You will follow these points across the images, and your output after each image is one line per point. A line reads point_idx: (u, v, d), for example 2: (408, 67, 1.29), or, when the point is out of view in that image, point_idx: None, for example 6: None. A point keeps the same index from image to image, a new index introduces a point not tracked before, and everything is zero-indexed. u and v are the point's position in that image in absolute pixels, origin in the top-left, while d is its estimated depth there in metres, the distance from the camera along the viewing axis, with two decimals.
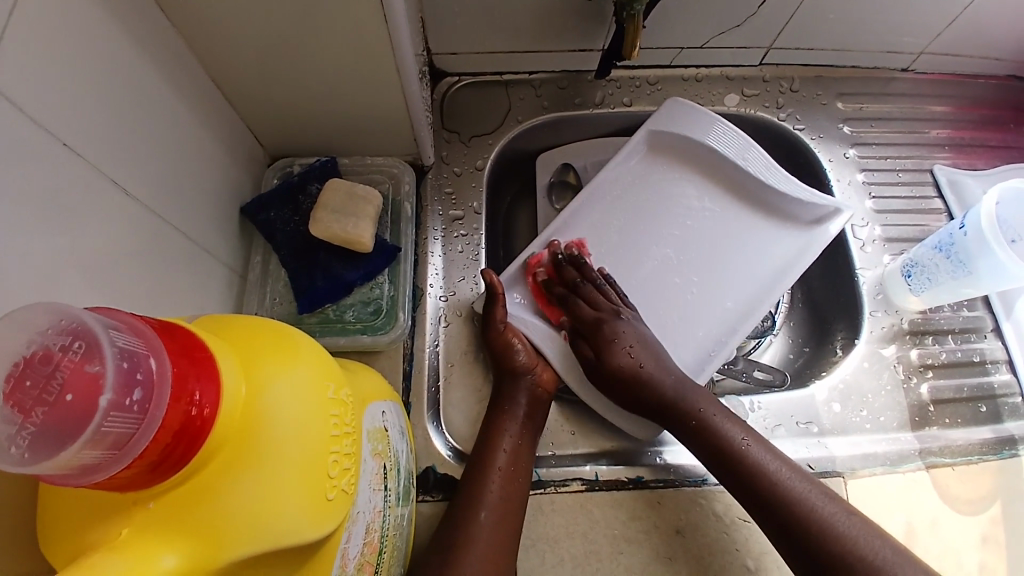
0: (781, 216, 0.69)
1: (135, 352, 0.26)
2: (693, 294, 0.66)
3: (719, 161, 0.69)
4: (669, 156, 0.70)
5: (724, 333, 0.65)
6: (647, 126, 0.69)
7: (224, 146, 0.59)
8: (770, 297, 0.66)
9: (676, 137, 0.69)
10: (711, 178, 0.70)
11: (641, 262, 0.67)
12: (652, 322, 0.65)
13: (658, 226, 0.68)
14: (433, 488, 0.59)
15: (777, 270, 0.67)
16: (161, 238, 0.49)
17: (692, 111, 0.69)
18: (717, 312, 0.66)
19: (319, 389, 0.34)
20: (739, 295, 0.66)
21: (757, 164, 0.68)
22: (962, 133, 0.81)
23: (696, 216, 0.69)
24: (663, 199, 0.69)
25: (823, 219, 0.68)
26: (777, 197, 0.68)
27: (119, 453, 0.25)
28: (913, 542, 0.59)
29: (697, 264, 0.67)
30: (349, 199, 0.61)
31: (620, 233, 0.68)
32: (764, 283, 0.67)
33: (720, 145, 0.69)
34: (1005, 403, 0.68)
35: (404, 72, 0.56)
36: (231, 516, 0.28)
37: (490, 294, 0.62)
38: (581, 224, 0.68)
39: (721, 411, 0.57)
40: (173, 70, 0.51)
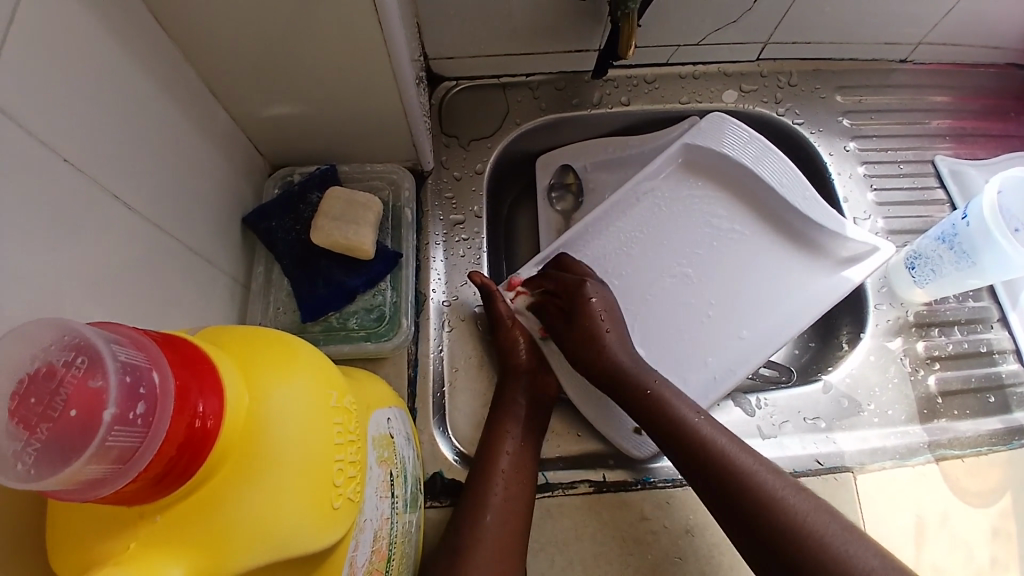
0: (813, 250, 0.68)
1: (138, 366, 0.26)
2: (710, 316, 0.66)
3: (756, 186, 0.70)
4: (704, 175, 0.71)
5: (736, 363, 0.63)
6: (684, 139, 0.70)
7: (223, 157, 0.59)
8: (789, 333, 0.64)
9: (712, 153, 0.70)
10: (740, 201, 0.70)
11: (660, 277, 0.67)
12: (665, 340, 0.65)
13: (683, 241, 0.68)
14: (440, 493, 0.59)
15: (806, 304, 0.66)
16: (163, 250, 0.49)
17: (727, 124, 0.69)
18: (733, 341, 0.65)
19: (321, 398, 0.34)
20: (759, 327, 0.65)
21: (798, 196, 0.68)
22: (963, 123, 0.80)
23: (721, 239, 0.69)
24: (691, 217, 0.69)
25: (858, 257, 0.67)
26: (810, 228, 0.68)
27: (124, 467, 0.25)
28: (924, 537, 0.59)
29: (719, 286, 0.67)
30: (349, 206, 0.61)
31: (642, 245, 0.68)
32: (793, 316, 0.65)
33: (761, 170, 0.69)
34: (1014, 393, 0.67)
35: (401, 79, 0.56)
36: (235, 527, 0.28)
37: (485, 293, 0.62)
38: (608, 233, 0.69)
39: (707, 419, 0.53)
40: (172, 82, 0.51)
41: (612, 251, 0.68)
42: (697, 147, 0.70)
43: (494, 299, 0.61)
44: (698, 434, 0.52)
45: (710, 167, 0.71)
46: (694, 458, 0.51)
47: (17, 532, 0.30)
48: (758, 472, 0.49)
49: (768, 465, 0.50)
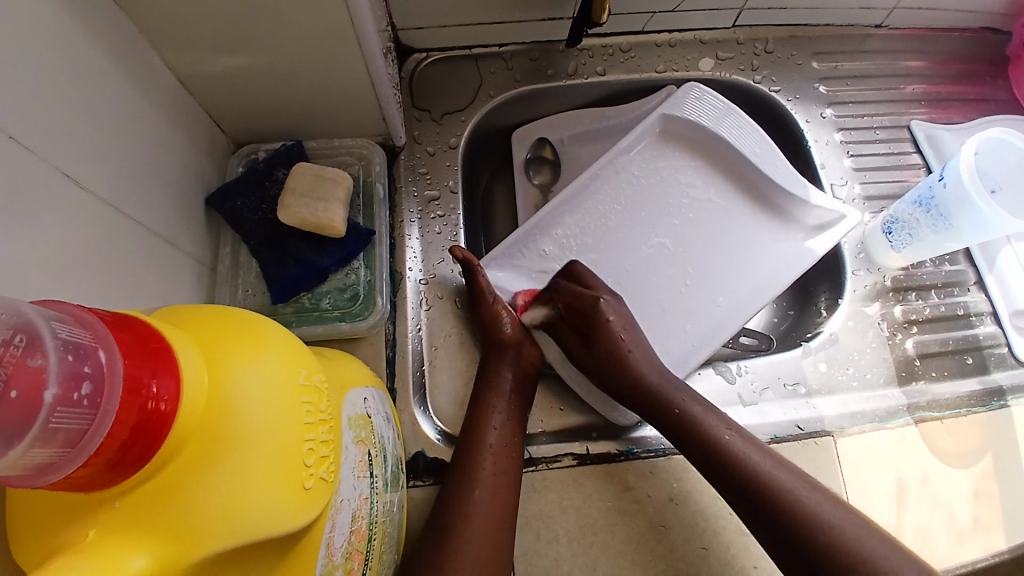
0: (785, 218, 0.68)
1: (81, 344, 0.25)
2: (688, 286, 0.65)
3: (729, 153, 0.69)
4: (680, 145, 0.70)
5: (715, 330, 0.63)
6: (659, 109, 0.69)
7: (183, 134, 0.56)
8: (763, 298, 0.65)
9: (688, 124, 0.69)
10: (716, 170, 0.70)
11: (637, 249, 0.67)
12: (642, 311, 0.64)
13: (659, 212, 0.68)
14: (423, 473, 0.58)
15: (779, 271, 0.66)
16: (123, 232, 0.46)
17: (701, 91, 0.68)
18: (711, 308, 0.64)
19: (289, 377, 0.32)
20: (736, 294, 0.65)
21: (772, 165, 0.68)
22: (937, 88, 0.80)
23: (698, 209, 0.68)
24: (667, 187, 0.69)
25: (827, 225, 0.67)
26: (780, 196, 0.68)
27: (73, 451, 0.24)
28: (904, 497, 0.59)
29: (696, 256, 0.66)
30: (318, 182, 0.59)
31: (619, 219, 0.67)
32: (766, 284, 0.66)
33: (733, 138, 0.68)
34: (990, 354, 0.68)
35: (368, 48, 0.53)
36: (201, 512, 0.27)
37: (467, 269, 0.61)
38: (584, 208, 0.67)
39: (732, 429, 0.53)
40: (124, 55, 0.48)
41: (588, 223, 0.67)
42: (674, 117, 0.69)
43: (475, 276, 0.60)
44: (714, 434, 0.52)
45: (687, 135, 0.70)
46: (711, 459, 0.52)
47: None
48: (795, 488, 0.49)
49: (800, 477, 0.50)
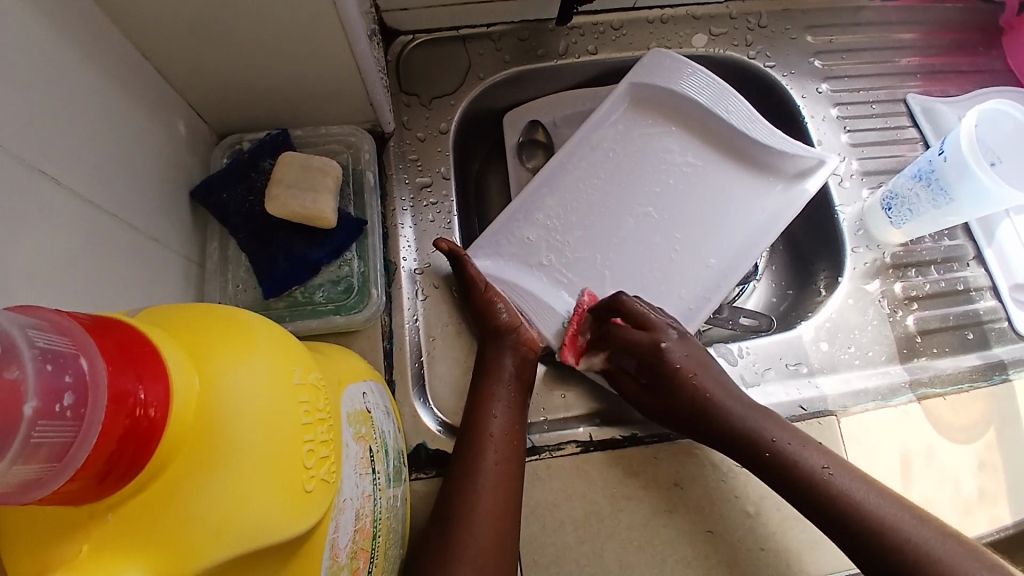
0: (763, 171, 0.67)
1: (61, 352, 0.23)
2: (676, 253, 0.65)
3: (704, 116, 0.68)
4: (651, 112, 0.69)
5: (709, 290, 0.63)
6: (629, 79, 0.67)
7: (164, 126, 0.54)
8: (753, 253, 0.64)
9: (658, 91, 0.68)
10: (695, 134, 0.68)
11: (623, 221, 0.66)
12: (634, 284, 0.64)
13: (639, 180, 0.67)
14: (425, 465, 0.57)
15: (762, 223, 0.65)
16: (106, 230, 0.45)
17: (668, 57, 0.66)
18: (703, 271, 0.64)
19: (282, 376, 0.31)
20: (725, 252, 0.65)
21: (742, 118, 0.66)
22: (933, 59, 0.79)
23: (678, 173, 0.67)
24: (646, 155, 0.68)
25: (806, 171, 0.66)
26: (756, 149, 0.67)
27: (59, 465, 0.23)
28: (909, 473, 0.59)
29: (682, 221, 0.66)
30: (305, 172, 0.57)
31: (599, 191, 0.66)
32: (749, 237, 0.65)
33: (704, 99, 0.67)
34: (991, 328, 0.68)
35: (352, 31, 0.51)
36: (198, 522, 0.26)
37: (455, 261, 0.60)
38: (562, 185, 0.66)
39: (833, 464, 0.51)
40: (99, 44, 0.46)
41: (568, 200, 0.66)
42: (641, 85, 0.67)
43: (464, 265, 0.60)
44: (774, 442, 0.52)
45: (654, 100, 0.68)
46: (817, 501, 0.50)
47: None
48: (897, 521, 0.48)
49: (912, 511, 0.48)
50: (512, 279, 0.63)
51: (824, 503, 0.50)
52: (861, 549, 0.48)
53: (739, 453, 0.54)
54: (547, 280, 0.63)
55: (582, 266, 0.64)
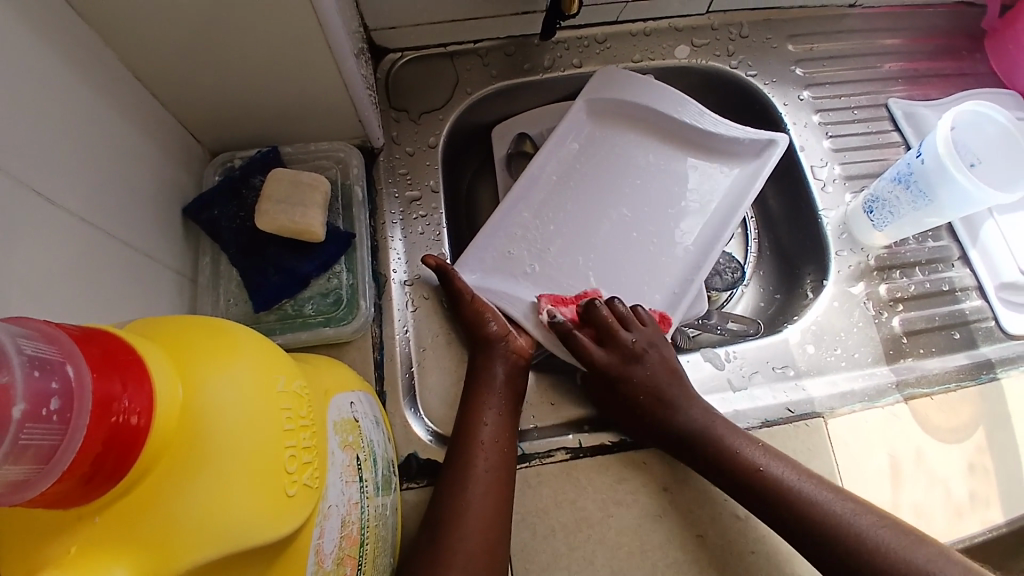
0: (724, 160, 0.70)
1: (48, 360, 0.24)
2: (655, 246, 0.67)
3: (662, 121, 0.70)
4: (616, 123, 0.71)
5: (691, 272, 0.65)
6: (584, 96, 0.70)
7: (157, 145, 0.56)
8: (727, 231, 0.66)
9: (618, 104, 0.70)
10: (660, 138, 0.70)
11: (599, 224, 0.67)
12: (619, 281, 0.65)
13: (612, 187, 0.69)
14: (416, 475, 0.58)
15: (728, 205, 0.68)
16: (101, 248, 0.46)
17: (619, 74, 0.70)
18: (681, 257, 0.66)
19: (266, 385, 0.32)
20: (697, 233, 0.67)
21: (693, 113, 0.69)
22: (915, 64, 0.80)
23: (646, 174, 0.69)
24: (616, 163, 0.70)
25: (762, 151, 0.69)
26: (712, 140, 0.69)
27: (46, 468, 0.24)
28: (898, 474, 0.60)
29: (655, 216, 0.68)
30: (295, 188, 0.59)
31: (572, 199, 0.68)
32: (717, 219, 0.67)
33: (659, 105, 0.69)
34: (978, 328, 0.69)
35: (339, 51, 0.53)
36: (181, 524, 0.27)
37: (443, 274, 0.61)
38: (536, 198, 0.67)
39: (801, 472, 0.53)
40: (93, 69, 0.47)
41: (542, 208, 0.67)
42: (599, 101, 0.70)
43: (451, 278, 0.61)
44: (725, 441, 0.55)
45: (614, 114, 0.70)
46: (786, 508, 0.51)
47: None
48: (868, 528, 0.49)
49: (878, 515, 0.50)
50: (498, 287, 0.63)
51: (791, 515, 0.51)
52: (826, 555, 0.49)
53: (713, 467, 0.54)
54: (533, 287, 0.64)
55: (569, 270, 0.65)
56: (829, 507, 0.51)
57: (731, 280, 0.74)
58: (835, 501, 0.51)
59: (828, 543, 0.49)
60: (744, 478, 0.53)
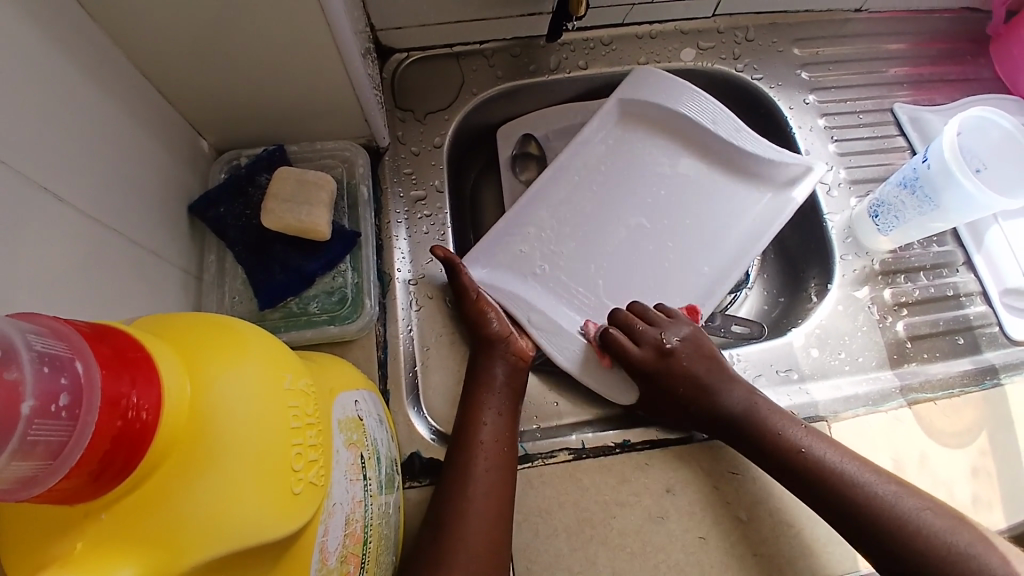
0: (753, 181, 0.69)
1: (58, 356, 0.24)
2: (669, 261, 0.66)
3: (688, 127, 0.70)
4: (641, 125, 0.71)
5: (701, 298, 0.65)
6: (617, 95, 0.70)
7: (164, 143, 0.56)
8: (745, 260, 0.66)
9: (649, 105, 0.70)
10: (682, 144, 0.70)
11: (616, 233, 0.67)
12: (627, 293, 0.66)
13: (630, 193, 0.69)
14: (419, 474, 0.58)
15: (754, 232, 0.67)
16: (107, 245, 0.46)
17: (651, 73, 0.69)
18: (696, 277, 0.66)
19: (272, 382, 0.32)
20: (719, 259, 0.66)
21: (729, 128, 0.69)
22: (920, 69, 0.80)
23: (669, 184, 0.69)
24: (633, 167, 0.70)
25: (795, 179, 0.68)
26: (744, 159, 0.69)
27: (54, 464, 0.24)
28: (901, 478, 0.60)
29: (674, 230, 0.67)
30: (301, 187, 0.59)
31: (591, 201, 0.68)
32: (738, 246, 0.67)
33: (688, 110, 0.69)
34: (982, 333, 0.69)
35: (346, 50, 0.53)
36: (189, 520, 0.27)
37: (450, 268, 0.61)
38: (552, 199, 0.67)
39: (845, 455, 0.53)
40: (101, 67, 0.48)
41: (560, 209, 0.67)
42: (631, 101, 0.70)
43: (458, 273, 0.60)
44: (770, 423, 0.55)
45: (642, 116, 0.71)
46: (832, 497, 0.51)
47: None
48: (909, 509, 0.49)
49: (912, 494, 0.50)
50: (509, 286, 0.63)
51: (836, 502, 0.51)
52: (872, 541, 0.49)
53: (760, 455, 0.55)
54: (544, 288, 0.64)
55: (579, 278, 0.65)
56: (871, 489, 0.51)
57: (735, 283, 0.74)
58: (877, 483, 0.51)
59: (872, 527, 0.49)
60: (795, 467, 0.53)
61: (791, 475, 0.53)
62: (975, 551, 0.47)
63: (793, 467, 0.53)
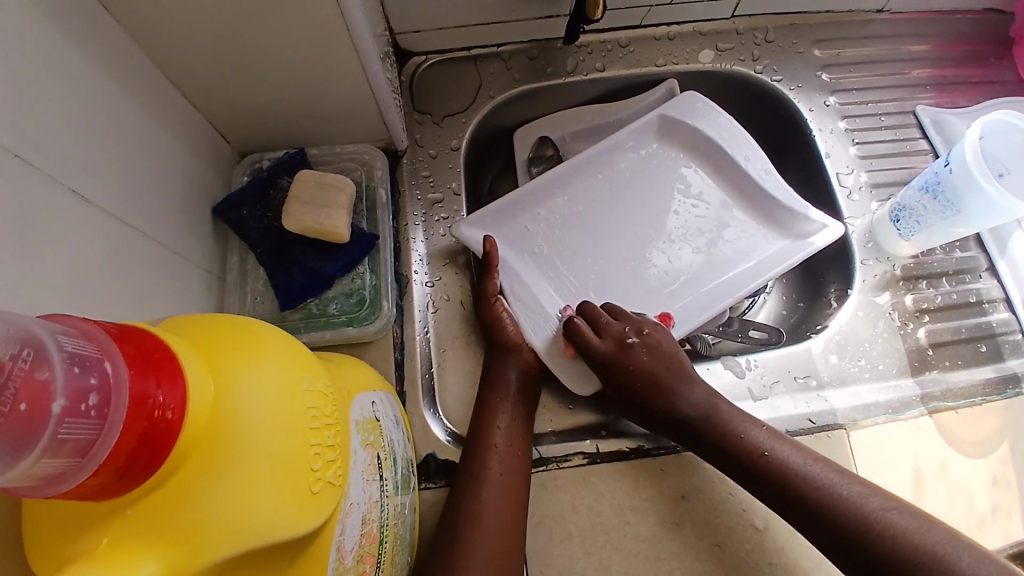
0: (770, 227, 0.67)
1: (87, 356, 0.25)
2: (674, 266, 0.66)
3: (713, 152, 0.70)
4: (672, 143, 0.71)
5: (698, 309, 0.63)
6: (659, 110, 0.70)
7: (187, 146, 0.57)
8: (751, 284, 0.64)
9: (682, 125, 0.70)
10: (702, 160, 0.70)
11: (623, 235, 0.67)
12: (627, 293, 0.65)
13: (644, 199, 0.69)
14: (434, 475, 0.58)
15: (759, 267, 0.65)
16: (131, 245, 0.47)
17: (700, 102, 0.70)
18: (697, 293, 0.65)
19: (292, 384, 0.33)
20: (726, 281, 0.65)
21: (758, 168, 0.68)
22: (943, 71, 0.79)
23: (686, 204, 0.69)
24: (655, 177, 0.70)
25: (810, 235, 0.65)
26: (764, 202, 0.68)
27: (82, 461, 0.24)
28: (921, 487, 0.58)
29: (682, 243, 0.67)
30: (320, 189, 0.60)
31: (602, 196, 0.68)
32: (746, 276, 0.65)
33: (717, 135, 0.69)
34: (1005, 341, 0.67)
35: (365, 54, 0.54)
36: (210, 518, 0.28)
37: (485, 263, 0.62)
38: (569, 189, 0.68)
39: (815, 461, 0.50)
40: (126, 70, 0.49)
41: (577, 201, 0.68)
42: (671, 119, 0.70)
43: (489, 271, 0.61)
44: (732, 425, 0.53)
45: (676, 135, 0.70)
46: (796, 499, 0.49)
47: (4, 537, 0.30)
48: (873, 509, 0.46)
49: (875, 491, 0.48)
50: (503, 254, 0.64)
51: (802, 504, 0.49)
52: (837, 543, 0.46)
53: (720, 458, 0.53)
54: (538, 268, 0.65)
55: (578, 269, 0.65)
56: (835, 489, 0.48)
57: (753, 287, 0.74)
58: (842, 483, 0.48)
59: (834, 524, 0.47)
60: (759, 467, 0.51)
61: (752, 475, 0.51)
62: (942, 549, 0.43)
63: (755, 468, 0.51)
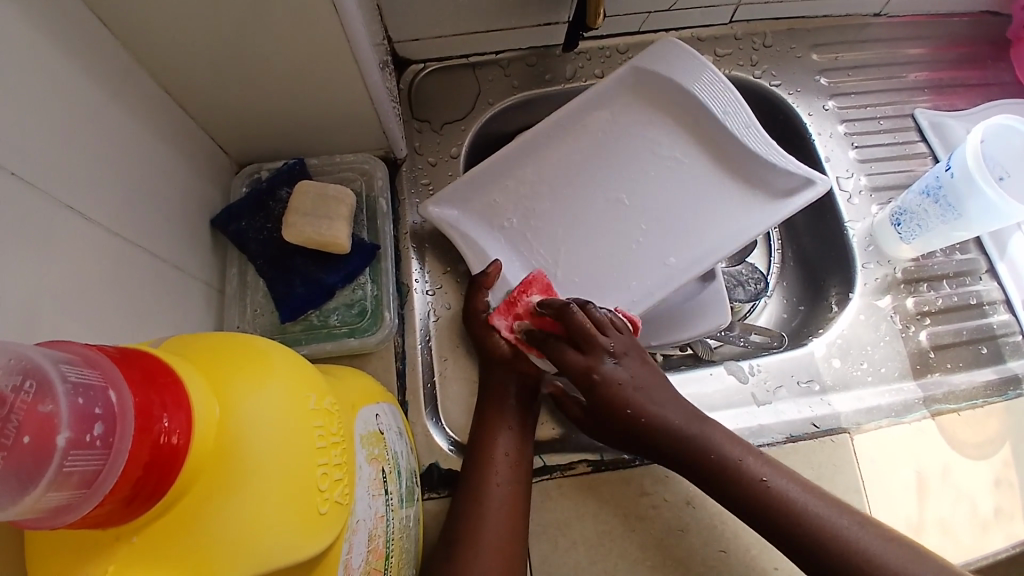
0: (752, 186, 0.65)
1: (91, 384, 0.25)
2: (641, 239, 0.65)
3: (694, 111, 0.67)
4: (650, 98, 0.68)
5: (659, 285, 0.62)
6: (631, 61, 0.67)
7: (185, 159, 0.57)
8: (718, 254, 0.62)
9: (660, 78, 0.67)
10: (679, 120, 0.67)
11: (594, 204, 0.66)
12: (591, 265, 0.64)
13: (620, 163, 0.67)
14: (437, 485, 0.58)
15: (733, 232, 0.63)
16: (130, 260, 0.47)
17: (678, 49, 0.66)
18: (659, 269, 0.63)
19: (297, 404, 0.32)
20: (692, 252, 0.63)
21: (740, 122, 0.65)
22: (940, 74, 0.79)
23: (662, 166, 0.67)
24: (634, 141, 0.67)
25: (793, 190, 0.63)
26: (746, 159, 0.65)
27: (88, 491, 0.24)
28: (925, 491, 0.58)
29: (652, 212, 0.65)
30: (320, 201, 0.59)
31: (576, 163, 0.67)
32: (715, 245, 0.63)
33: (701, 94, 0.66)
34: (1006, 343, 0.67)
35: (363, 62, 0.53)
36: (218, 543, 0.28)
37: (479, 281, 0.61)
38: (540, 158, 0.67)
39: (771, 466, 0.51)
40: (122, 83, 0.48)
41: (546, 172, 0.67)
42: (645, 70, 0.67)
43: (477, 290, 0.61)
44: (698, 438, 0.52)
45: (655, 86, 0.67)
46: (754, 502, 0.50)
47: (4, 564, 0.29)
48: (827, 516, 0.48)
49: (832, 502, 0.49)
50: (471, 233, 0.64)
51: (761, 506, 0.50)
52: (797, 547, 0.48)
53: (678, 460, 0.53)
54: (506, 240, 0.65)
55: (546, 242, 0.65)
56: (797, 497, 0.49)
57: (755, 292, 0.73)
58: (806, 495, 0.49)
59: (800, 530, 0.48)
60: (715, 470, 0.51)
61: (705, 478, 0.52)
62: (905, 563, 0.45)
63: (713, 472, 0.51)
